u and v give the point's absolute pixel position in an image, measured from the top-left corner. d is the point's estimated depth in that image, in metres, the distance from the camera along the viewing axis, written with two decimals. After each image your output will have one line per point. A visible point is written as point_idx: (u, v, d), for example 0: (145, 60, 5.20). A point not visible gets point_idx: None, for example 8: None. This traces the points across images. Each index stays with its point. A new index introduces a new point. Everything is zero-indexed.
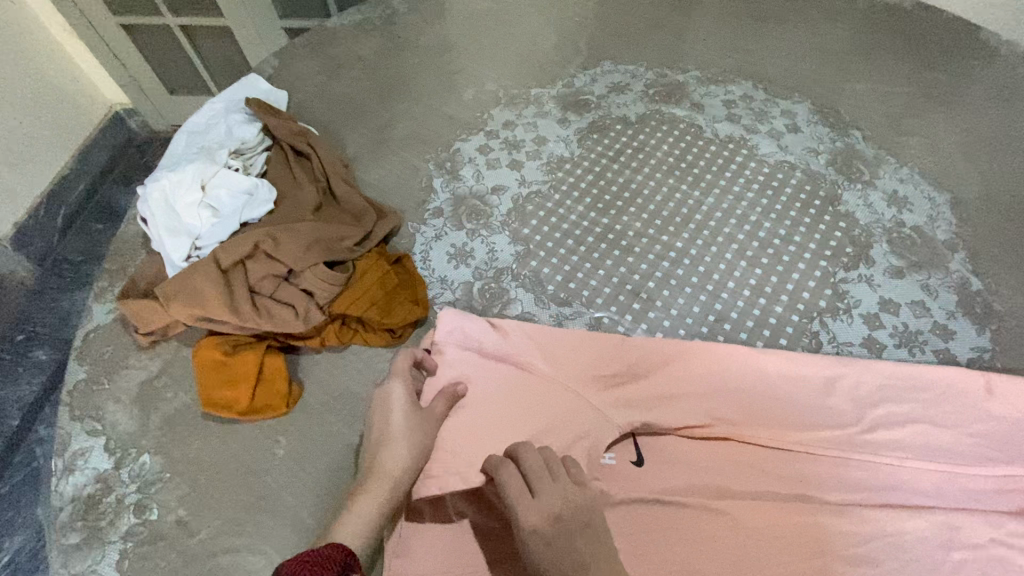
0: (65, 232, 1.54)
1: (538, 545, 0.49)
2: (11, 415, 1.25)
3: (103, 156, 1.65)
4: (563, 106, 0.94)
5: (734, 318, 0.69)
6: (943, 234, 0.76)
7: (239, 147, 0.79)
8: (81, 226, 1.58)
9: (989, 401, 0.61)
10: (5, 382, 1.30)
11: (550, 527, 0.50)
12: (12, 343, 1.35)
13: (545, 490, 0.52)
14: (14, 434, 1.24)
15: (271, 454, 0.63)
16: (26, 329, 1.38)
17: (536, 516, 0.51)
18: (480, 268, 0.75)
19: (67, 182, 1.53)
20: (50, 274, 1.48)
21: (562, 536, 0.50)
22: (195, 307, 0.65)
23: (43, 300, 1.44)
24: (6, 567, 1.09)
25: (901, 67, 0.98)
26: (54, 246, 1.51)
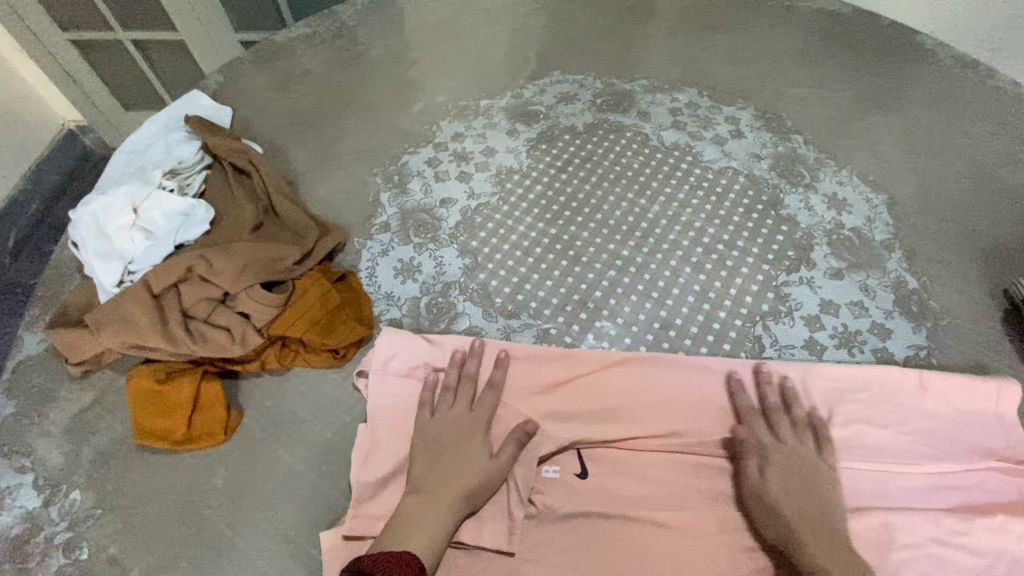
0: (17, 256, 1.49)
1: (777, 479, 0.57)
2: None
3: (54, 176, 1.59)
4: (512, 117, 0.94)
5: (679, 324, 0.70)
6: (881, 235, 0.78)
7: (175, 167, 0.77)
8: (35, 248, 1.52)
9: (920, 400, 0.63)
10: None
11: (772, 462, 0.58)
12: None
13: (755, 430, 0.60)
14: None
15: (209, 483, 0.61)
16: None
17: (750, 452, 0.59)
18: (427, 283, 0.74)
19: (14, 205, 1.49)
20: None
21: (788, 475, 0.57)
22: (126, 334, 0.62)
23: None
24: None
25: (841, 72, 1.00)
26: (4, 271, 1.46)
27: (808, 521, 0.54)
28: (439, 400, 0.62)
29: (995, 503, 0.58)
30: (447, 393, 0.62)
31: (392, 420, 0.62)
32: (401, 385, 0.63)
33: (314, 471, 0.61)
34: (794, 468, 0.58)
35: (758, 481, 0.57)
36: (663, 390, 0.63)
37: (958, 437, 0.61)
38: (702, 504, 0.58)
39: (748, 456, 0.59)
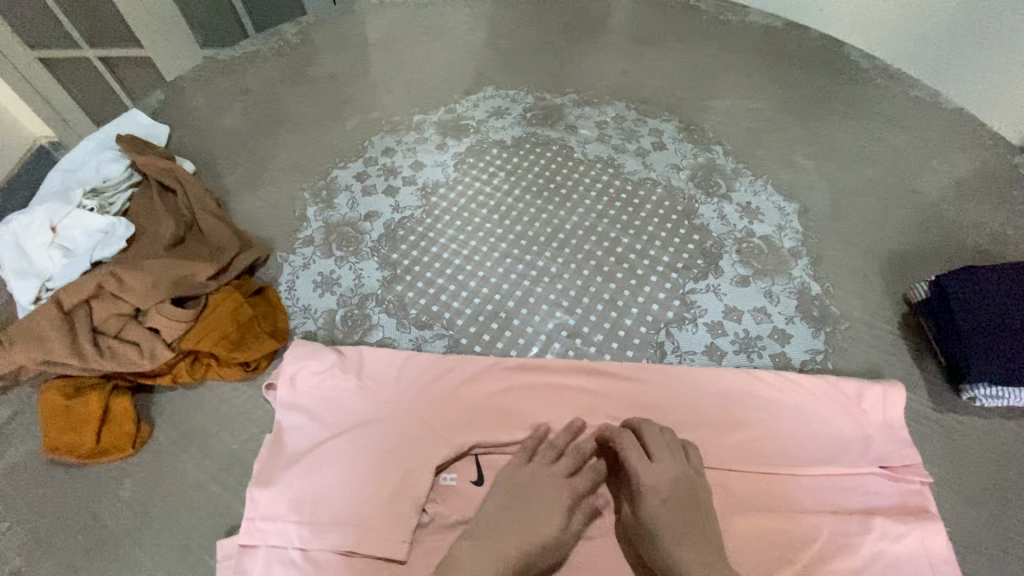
0: None
1: (657, 515, 0.55)
2: None
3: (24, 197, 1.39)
4: (443, 131, 0.96)
5: (586, 332, 0.72)
6: (789, 242, 0.80)
7: (99, 186, 0.79)
8: None
9: (809, 410, 0.63)
10: None
11: (666, 499, 0.56)
12: None
13: (661, 463, 0.58)
14: None
15: (115, 495, 0.62)
16: None
17: (654, 487, 0.57)
18: (345, 296, 0.76)
19: None
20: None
21: (676, 507, 0.56)
22: (34, 350, 0.64)
23: None
24: None
25: (768, 84, 1.03)
26: None
27: (698, 551, 0.53)
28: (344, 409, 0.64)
29: (881, 507, 0.59)
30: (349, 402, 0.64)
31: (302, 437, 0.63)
32: (315, 404, 0.64)
33: (218, 482, 0.62)
34: (689, 499, 0.56)
35: (634, 517, 0.57)
36: (568, 403, 0.65)
37: (851, 440, 0.62)
38: (591, 507, 0.60)
39: (641, 494, 0.57)
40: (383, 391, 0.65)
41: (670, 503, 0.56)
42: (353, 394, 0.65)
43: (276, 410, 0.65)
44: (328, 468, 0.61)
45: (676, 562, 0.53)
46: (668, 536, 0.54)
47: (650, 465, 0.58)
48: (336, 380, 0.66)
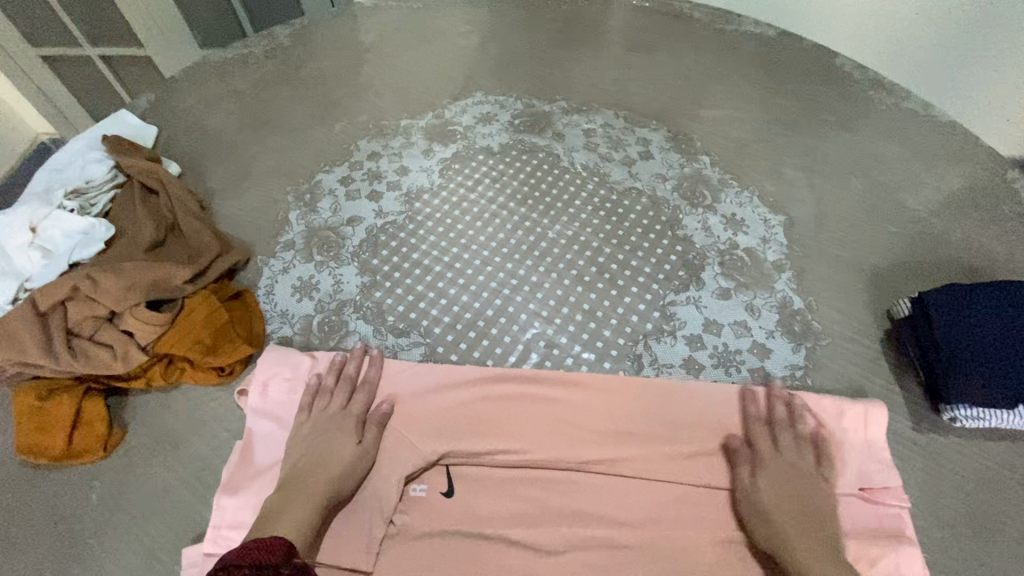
0: None
1: (769, 491, 0.58)
2: None
3: None
4: (430, 137, 0.96)
5: (563, 343, 0.71)
6: (773, 255, 0.79)
7: (81, 187, 0.79)
8: None
9: (789, 430, 0.62)
10: None
11: (790, 480, 0.58)
12: None
13: (794, 453, 0.60)
14: None
15: (84, 498, 0.62)
16: None
17: (772, 465, 0.59)
18: (323, 301, 0.76)
19: None
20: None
21: (787, 484, 0.58)
22: (9, 352, 0.64)
23: None
24: None
25: (759, 94, 1.02)
26: None
27: (805, 538, 0.54)
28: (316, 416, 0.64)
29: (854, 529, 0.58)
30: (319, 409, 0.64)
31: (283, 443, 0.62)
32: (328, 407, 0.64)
33: (187, 488, 0.62)
34: (794, 485, 0.58)
35: (749, 487, 0.59)
36: (547, 419, 0.63)
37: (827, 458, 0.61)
38: (560, 521, 0.59)
39: (761, 468, 0.59)
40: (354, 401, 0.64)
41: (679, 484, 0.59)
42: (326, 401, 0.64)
43: (248, 416, 0.65)
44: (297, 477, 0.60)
45: (788, 540, 0.54)
46: (779, 509, 0.56)
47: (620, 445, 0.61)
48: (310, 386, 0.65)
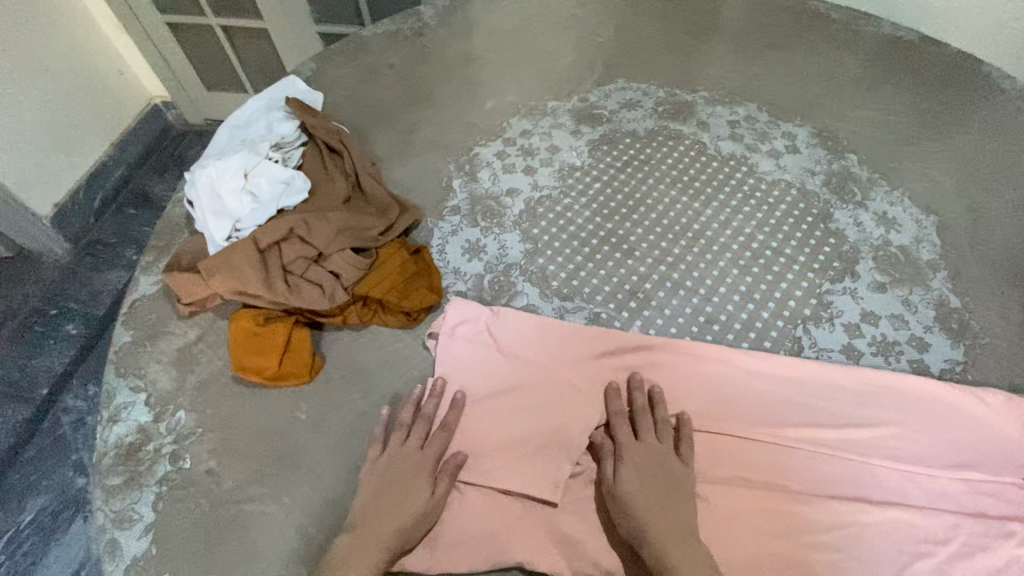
0: (100, 216, 1.58)
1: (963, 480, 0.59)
2: (50, 489, 1.21)
3: (139, 146, 1.67)
4: (578, 118, 1.00)
5: (723, 320, 0.75)
6: (927, 254, 0.80)
7: (279, 142, 0.87)
8: (116, 211, 1.60)
9: (956, 420, 0.65)
10: (54, 454, 1.25)
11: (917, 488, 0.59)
12: (44, 317, 1.41)
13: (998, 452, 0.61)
14: (56, 510, 1.19)
15: (294, 416, 0.70)
16: (60, 305, 1.43)
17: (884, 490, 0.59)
18: (491, 263, 0.83)
19: (102, 172, 1.56)
20: (81, 253, 1.52)
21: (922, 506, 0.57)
22: (233, 281, 0.72)
23: (76, 277, 1.48)
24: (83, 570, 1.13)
25: (901, 97, 1.02)
26: (88, 228, 1.55)
27: None
28: (499, 364, 0.71)
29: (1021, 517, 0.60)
30: (503, 360, 0.71)
31: (427, 442, 0.65)
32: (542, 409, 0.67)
33: (385, 416, 0.69)
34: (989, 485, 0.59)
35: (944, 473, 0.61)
36: (710, 388, 0.68)
37: (993, 448, 0.63)
38: (730, 480, 0.63)
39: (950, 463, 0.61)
40: (534, 356, 0.71)
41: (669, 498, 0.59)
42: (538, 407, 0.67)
43: (436, 357, 0.72)
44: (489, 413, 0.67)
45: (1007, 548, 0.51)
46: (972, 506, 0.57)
47: (648, 446, 0.63)
48: (495, 339, 0.72)
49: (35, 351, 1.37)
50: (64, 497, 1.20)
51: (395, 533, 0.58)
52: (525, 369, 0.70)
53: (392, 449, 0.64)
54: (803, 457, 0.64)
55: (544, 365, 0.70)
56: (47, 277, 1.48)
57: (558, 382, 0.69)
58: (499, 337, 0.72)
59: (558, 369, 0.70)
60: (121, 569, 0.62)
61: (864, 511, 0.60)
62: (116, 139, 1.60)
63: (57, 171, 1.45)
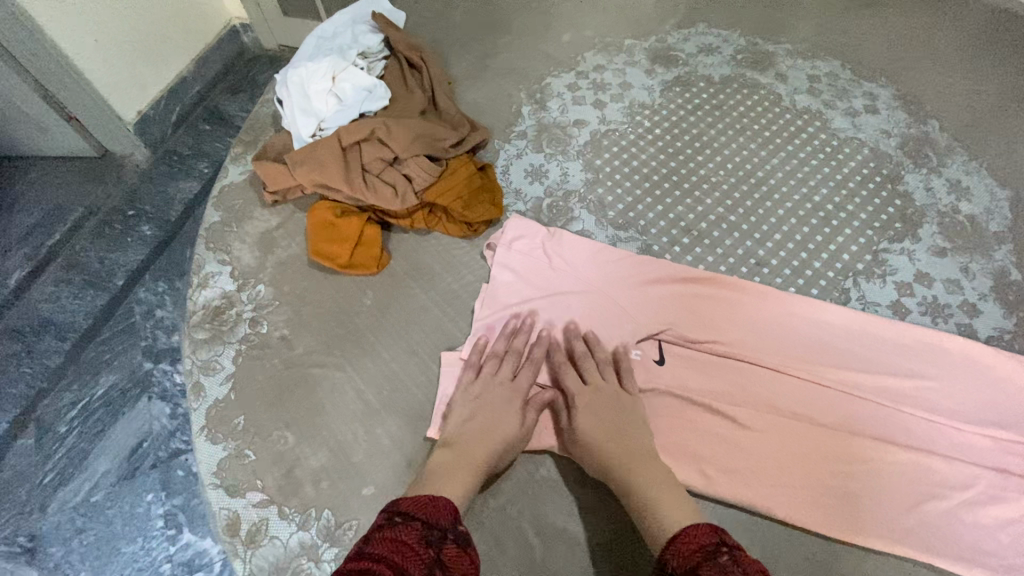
0: (177, 128, 1.52)
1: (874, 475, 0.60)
2: (119, 369, 1.25)
3: (217, 66, 1.58)
4: (653, 59, 1.00)
5: (773, 265, 0.77)
6: (996, 226, 0.79)
7: (365, 51, 0.91)
8: (193, 124, 1.55)
9: (993, 382, 0.66)
10: (125, 336, 1.29)
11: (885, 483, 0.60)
12: (122, 217, 1.41)
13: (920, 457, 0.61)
14: (115, 396, 1.22)
15: (360, 301, 0.77)
16: (137, 207, 1.42)
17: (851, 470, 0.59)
18: (551, 188, 0.86)
19: (182, 86, 1.49)
20: (158, 161, 1.47)
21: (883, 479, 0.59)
22: (317, 173, 0.78)
23: (154, 183, 1.45)
24: (137, 449, 1.16)
25: (1000, 67, 0.95)
26: (167, 138, 1.50)
27: None
28: (550, 278, 0.75)
29: None
30: (555, 273, 0.75)
31: (517, 376, 0.67)
32: (587, 323, 0.71)
33: (441, 311, 0.76)
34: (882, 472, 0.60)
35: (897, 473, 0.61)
36: (753, 325, 0.71)
37: None
38: (758, 406, 0.66)
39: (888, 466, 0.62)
40: (586, 276, 0.75)
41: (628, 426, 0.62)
42: (588, 324, 0.71)
43: (492, 266, 0.77)
44: (537, 319, 0.72)
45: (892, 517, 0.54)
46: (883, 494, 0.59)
47: (593, 388, 0.65)
48: (549, 254, 0.76)
49: (113, 246, 1.38)
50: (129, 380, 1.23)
51: (484, 457, 0.59)
52: (575, 284, 0.74)
53: (486, 378, 0.66)
54: (834, 395, 0.67)
55: (594, 283, 0.74)
56: (127, 180, 1.44)
57: (605, 299, 0.73)
58: (553, 253, 0.76)
59: (606, 288, 0.74)
60: (204, 408, 0.71)
61: (884, 449, 0.63)
62: (198, 55, 1.52)
63: (141, 79, 1.38)
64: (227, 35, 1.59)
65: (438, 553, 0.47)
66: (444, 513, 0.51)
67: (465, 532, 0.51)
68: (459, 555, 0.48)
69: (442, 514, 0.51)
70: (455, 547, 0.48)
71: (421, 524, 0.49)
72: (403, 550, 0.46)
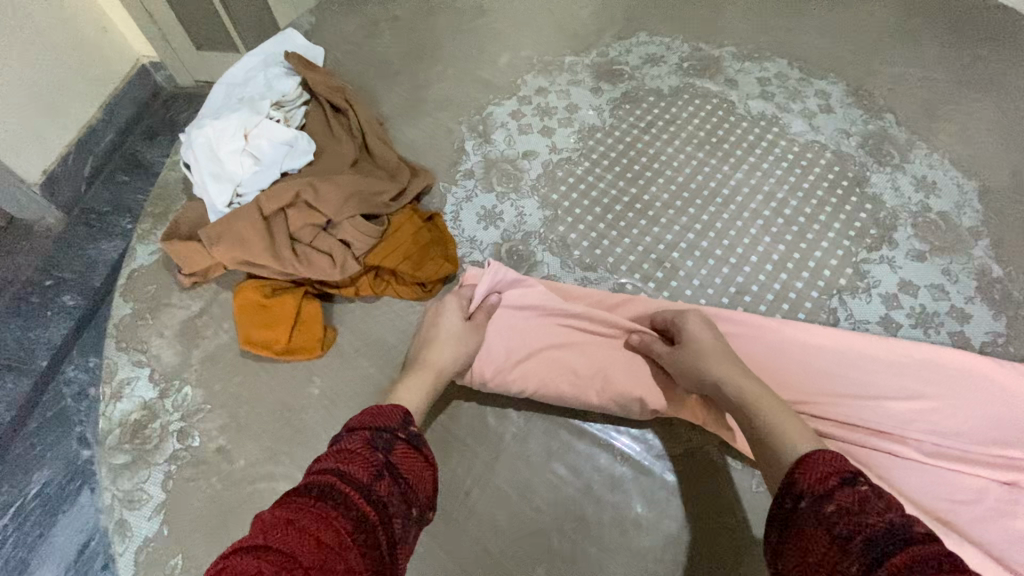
0: (93, 183, 1.41)
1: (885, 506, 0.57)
2: (51, 463, 1.10)
3: (128, 111, 1.48)
4: (597, 75, 0.93)
5: (754, 291, 0.72)
6: (969, 221, 0.76)
7: (280, 100, 0.81)
8: (109, 177, 1.44)
9: (999, 393, 0.62)
10: (57, 426, 1.14)
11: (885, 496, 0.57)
12: (39, 288, 1.27)
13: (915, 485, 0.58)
14: (49, 495, 1.07)
15: (306, 392, 0.67)
16: (54, 275, 1.28)
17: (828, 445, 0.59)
18: (508, 231, 0.78)
19: (93, 135, 1.39)
20: (76, 223, 1.36)
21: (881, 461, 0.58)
22: (237, 250, 0.68)
23: (71, 247, 1.33)
24: (84, 552, 1.03)
25: (943, 51, 0.93)
26: (83, 196, 1.39)
27: None
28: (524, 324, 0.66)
29: None
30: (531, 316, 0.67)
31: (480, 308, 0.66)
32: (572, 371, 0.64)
33: None
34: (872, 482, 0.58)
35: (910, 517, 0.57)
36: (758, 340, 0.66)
37: None
38: None
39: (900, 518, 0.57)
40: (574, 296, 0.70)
41: (717, 359, 0.57)
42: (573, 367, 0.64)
43: None
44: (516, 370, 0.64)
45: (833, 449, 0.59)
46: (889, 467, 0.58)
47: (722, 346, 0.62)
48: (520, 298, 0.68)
49: (30, 322, 1.23)
50: (65, 472, 1.09)
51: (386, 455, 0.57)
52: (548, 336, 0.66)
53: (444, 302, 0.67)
54: (843, 429, 0.62)
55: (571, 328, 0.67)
56: (41, 247, 1.31)
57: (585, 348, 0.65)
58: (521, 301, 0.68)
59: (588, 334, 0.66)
60: (133, 549, 0.59)
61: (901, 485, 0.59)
62: (106, 100, 1.42)
63: (41, 132, 1.27)
64: (137, 74, 1.50)
65: (387, 457, 0.47)
66: (393, 418, 0.50)
67: (415, 432, 0.51)
68: (412, 453, 0.48)
69: (391, 419, 0.50)
70: (407, 445, 0.49)
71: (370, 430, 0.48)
72: (353, 457, 0.45)
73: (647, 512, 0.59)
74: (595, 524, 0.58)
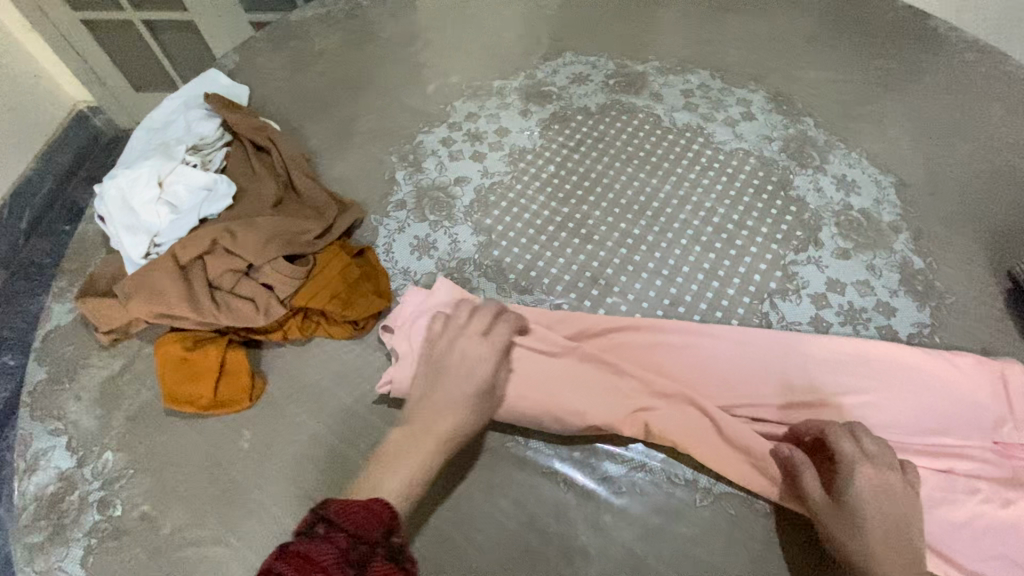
0: (30, 236, 1.36)
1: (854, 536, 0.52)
2: None
3: (65, 157, 1.42)
4: (526, 98, 0.94)
5: (688, 302, 0.72)
6: (889, 216, 0.78)
7: (197, 143, 0.78)
8: (47, 228, 1.38)
9: (927, 383, 0.63)
10: None
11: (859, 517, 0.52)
12: None
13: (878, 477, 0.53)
14: None
15: (236, 446, 0.64)
16: None
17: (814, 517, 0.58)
18: (442, 260, 0.77)
19: (27, 184, 1.33)
20: (13, 279, 1.30)
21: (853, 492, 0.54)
22: (153, 303, 0.65)
23: (8, 305, 1.27)
24: None
25: (856, 56, 0.96)
26: (18, 250, 1.34)
27: None
28: None
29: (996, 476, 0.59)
30: None
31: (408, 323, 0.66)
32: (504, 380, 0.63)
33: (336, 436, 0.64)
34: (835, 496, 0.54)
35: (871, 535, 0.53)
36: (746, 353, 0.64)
37: (964, 411, 0.62)
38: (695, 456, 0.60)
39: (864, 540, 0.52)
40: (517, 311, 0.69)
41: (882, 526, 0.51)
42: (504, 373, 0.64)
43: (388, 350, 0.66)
44: None
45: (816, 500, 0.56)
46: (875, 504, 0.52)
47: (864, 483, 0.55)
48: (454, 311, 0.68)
49: None
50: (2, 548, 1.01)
51: None
52: None
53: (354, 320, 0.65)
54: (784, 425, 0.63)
55: None
56: None
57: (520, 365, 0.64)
58: None
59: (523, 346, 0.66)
60: None
61: None
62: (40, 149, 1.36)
63: None
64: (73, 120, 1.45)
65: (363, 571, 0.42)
66: (376, 523, 0.46)
67: (401, 541, 0.46)
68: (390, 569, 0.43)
69: (379, 523, 0.46)
70: (388, 562, 0.44)
71: (348, 537, 0.44)
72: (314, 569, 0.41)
73: (592, 540, 0.58)
74: (541, 558, 0.57)
